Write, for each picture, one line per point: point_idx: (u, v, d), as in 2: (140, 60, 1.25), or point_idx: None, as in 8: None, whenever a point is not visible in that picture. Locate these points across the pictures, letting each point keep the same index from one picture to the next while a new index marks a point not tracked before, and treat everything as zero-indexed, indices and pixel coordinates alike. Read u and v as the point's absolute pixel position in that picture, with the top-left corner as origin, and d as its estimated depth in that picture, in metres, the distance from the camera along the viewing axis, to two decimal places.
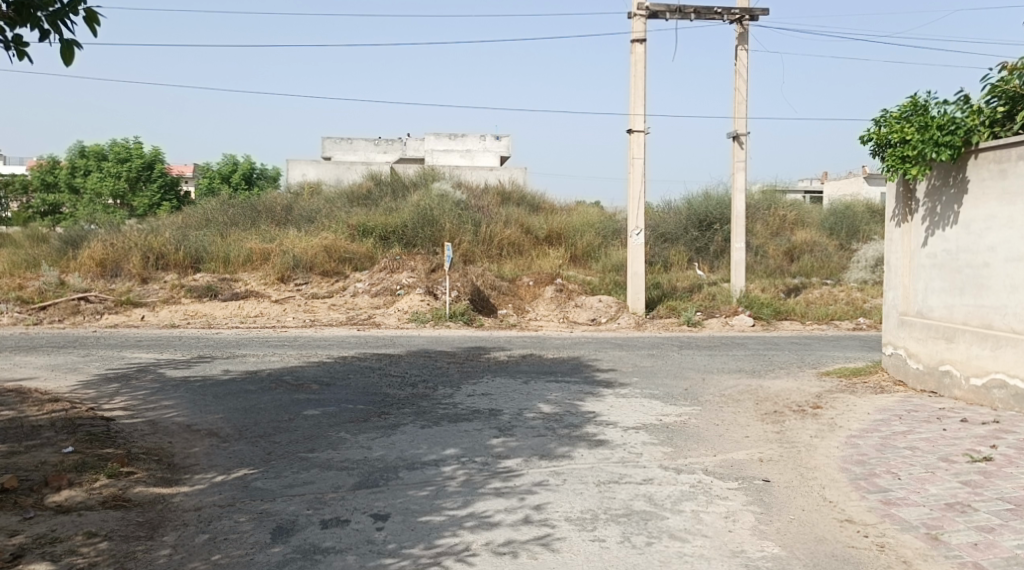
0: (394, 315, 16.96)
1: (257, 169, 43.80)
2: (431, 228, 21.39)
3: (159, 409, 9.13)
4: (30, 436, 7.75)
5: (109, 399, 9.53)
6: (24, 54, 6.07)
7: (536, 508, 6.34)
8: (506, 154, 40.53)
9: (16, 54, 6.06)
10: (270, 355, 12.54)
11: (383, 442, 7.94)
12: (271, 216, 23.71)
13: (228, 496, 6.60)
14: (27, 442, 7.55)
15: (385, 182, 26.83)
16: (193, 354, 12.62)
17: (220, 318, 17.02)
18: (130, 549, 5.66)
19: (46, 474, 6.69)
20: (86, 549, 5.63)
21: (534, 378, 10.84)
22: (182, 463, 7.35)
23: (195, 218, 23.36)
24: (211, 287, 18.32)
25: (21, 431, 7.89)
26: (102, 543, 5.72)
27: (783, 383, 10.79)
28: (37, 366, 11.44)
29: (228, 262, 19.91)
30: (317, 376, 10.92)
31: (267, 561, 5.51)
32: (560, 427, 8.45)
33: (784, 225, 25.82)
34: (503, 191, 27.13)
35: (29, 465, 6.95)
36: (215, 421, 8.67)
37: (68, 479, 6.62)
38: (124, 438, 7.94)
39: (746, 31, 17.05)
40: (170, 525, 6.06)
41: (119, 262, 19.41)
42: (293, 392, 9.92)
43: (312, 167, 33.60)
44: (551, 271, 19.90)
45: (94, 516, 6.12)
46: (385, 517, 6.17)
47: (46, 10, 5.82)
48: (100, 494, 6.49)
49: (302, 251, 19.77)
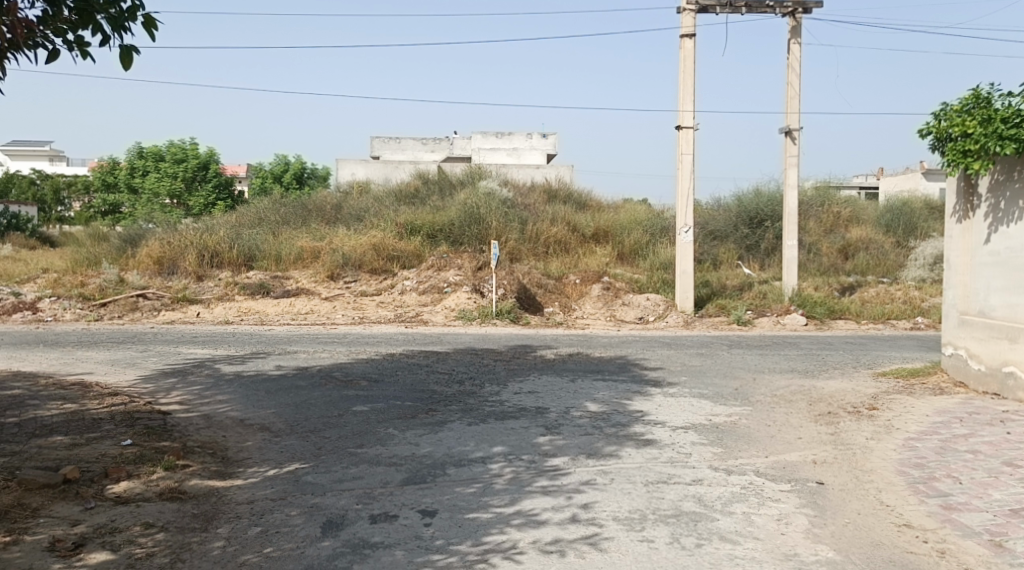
0: (440, 313, 17.03)
1: (307, 169, 44.42)
2: (477, 226, 21.44)
3: (214, 404, 9.27)
4: (91, 429, 7.92)
5: (166, 394, 9.70)
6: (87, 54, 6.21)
7: (584, 507, 6.31)
8: (552, 152, 40.48)
9: (80, 55, 6.20)
10: (320, 351, 12.66)
11: (430, 439, 7.96)
12: (321, 215, 23.97)
13: (279, 489, 6.68)
14: (88, 434, 7.73)
15: (432, 180, 26.96)
16: (246, 350, 12.80)
17: (272, 315, 17.24)
18: (186, 540, 5.75)
19: (106, 467, 6.84)
20: (144, 540, 5.73)
21: (580, 377, 10.80)
22: (236, 456, 7.45)
23: (248, 217, 23.73)
24: (264, 285, 18.58)
25: (83, 423, 8.08)
26: (159, 534, 5.82)
27: (837, 384, 10.60)
28: (98, 361, 11.71)
29: (280, 260, 20.22)
30: (366, 372, 11.01)
31: (318, 554, 5.55)
32: (608, 426, 8.40)
33: (839, 223, 25.44)
34: (550, 189, 27.09)
35: (90, 457, 7.11)
36: (267, 416, 8.78)
37: (126, 471, 6.76)
38: (180, 431, 8.08)
39: (798, 24, 16.79)
40: (223, 517, 6.14)
41: (176, 261, 19.76)
42: (343, 388, 10.01)
43: (361, 166, 33.85)
44: (597, 269, 19.81)
45: (151, 507, 6.23)
46: (432, 514, 6.19)
47: (107, 12, 5.93)
48: (157, 486, 6.61)
49: (351, 249, 19.95)
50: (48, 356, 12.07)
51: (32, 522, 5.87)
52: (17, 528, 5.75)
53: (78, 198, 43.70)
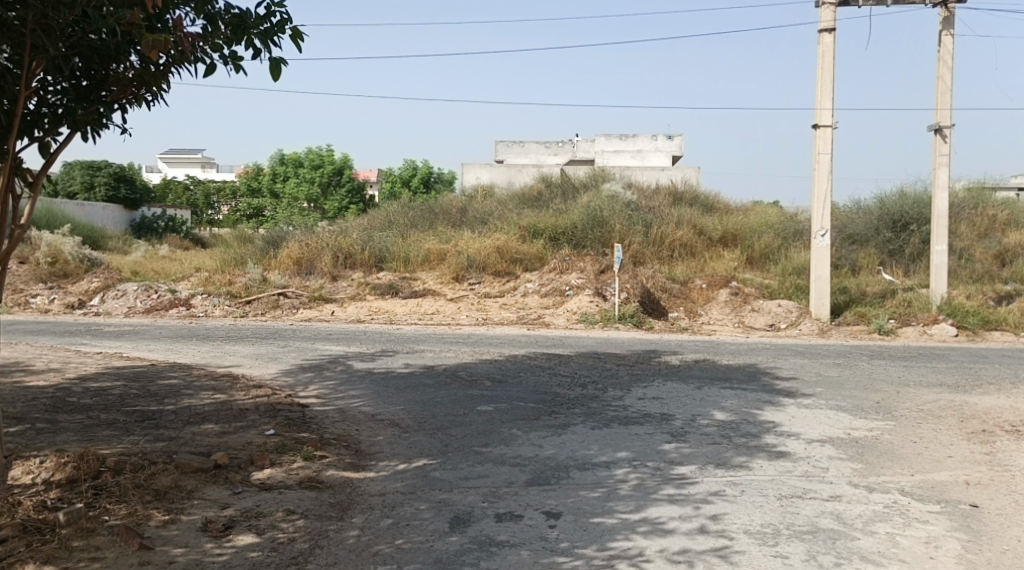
0: (563, 316, 17.04)
1: (434, 175, 45.32)
2: (600, 229, 21.33)
3: (347, 398, 9.55)
4: (238, 418, 8.29)
5: (304, 387, 10.07)
6: (240, 68, 6.49)
7: (713, 518, 6.15)
8: (678, 154, 39.86)
9: (233, 69, 6.49)
10: (446, 351, 12.86)
11: (554, 441, 7.94)
12: (447, 218, 24.35)
13: (409, 483, 6.80)
14: (235, 423, 8.10)
15: (555, 184, 27.00)
16: (374, 348, 13.13)
17: (400, 315, 17.64)
18: (323, 527, 5.92)
19: (252, 454, 7.14)
20: (285, 525, 5.94)
21: (708, 385, 10.54)
22: (368, 450, 7.64)
23: (378, 220, 24.43)
24: (393, 286, 19.08)
25: (231, 413, 8.47)
26: (300, 520, 6.01)
27: (989, 400, 9.99)
28: (244, 355, 12.27)
29: (408, 261, 20.66)
30: (489, 373, 11.10)
31: (446, 549, 5.62)
32: (738, 436, 8.17)
33: (993, 226, 23.99)
34: (676, 191, 26.72)
35: (238, 445, 7.43)
36: (396, 412, 8.97)
37: (270, 459, 7.03)
38: (318, 424, 8.35)
39: (950, 14, 15.96)
40: (358, 508, 6.30)
41: (313, 261, 20.54)
42: (467, 388, 10.12)
43: (486, 170, 34.26)
44: (725, 274, 19.36)
45: (291, 494, 6.45)
46: (557, 516, 6.16)
47: (258, 27, 6.18)
48: (297, 475, 6.84)
49: (475, 251, 20.19)
50: (198, 349, 12.73)
51: (186, 503, 6.15)
52: (174, 508, 6.03)
53: (225, 202, 46.01)
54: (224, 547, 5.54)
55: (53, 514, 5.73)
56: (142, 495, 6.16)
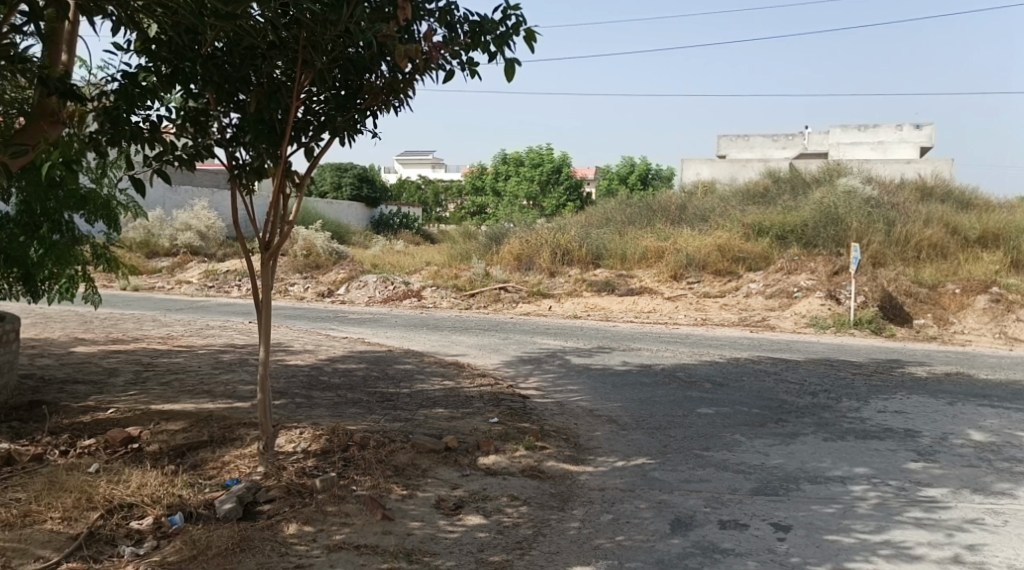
0: (790, 319, 16.31)
1: (653, 171, 44.86)
2: (835, 226, 20.14)
3: (566, 392, 9.65)
4: (465, 405, 8.60)
5: (525, 379, 10.29)
6: (476, 74, 6.69)
7: (967, 548, 5.63)
8: (929, 145, 36.95)
9: (470, 75, 6.69)
10: (664, 350, 12.69)
11: (782, 450, 7.60)
12: (667, 214, 23.96)
13: (629, 481, 6.74)
14: (463, 409, 8.40)
15: (784, 179, 25.85)
16: (592, 344, 13.17)
17: (617, 312, 17.61)
18: (545, 516, 5.99)
19: (478, 440, 7.37)
20: (510, 510, 6.07)
21: (960, 401, 9.67)
22: (587, 444, 7.67)
23: (596, 217, 24.56)
24: (610, 282, 19.03)
25: (457, 399, 8.80)
26: (523, 507, 6.13)
27: None
28: (468, 345, 12.73)
29: (626, 259, 20.53)
30: (710, 375, 10.81)
31: (668, 551, 5.52)
32: (996, 460, 7.43)
33: None
34: (922, 187, 24.82)
35: (465, 430, 7.70)
36: (615, 408, 8.95)
37: (495, 446, 7.22)
38: (538, 415, 8.49)
39: None
40: (578, 500, 6.33)
41: (533, 257, 20.92)
42: (687, 389, 9.92)
43: (707, 166, 33.64)
44: (984, 278, 17.66)
45: (515, 482, 6.59)
46: (787, 529, 5.88)
47: (493, 33, 6.33)
48: (520, 463, 6.98)
49: (696, 249, 19.72)
50: (427, 338, 13.36)
51: (421, 480, 6.43)
52: (411, 484, 6.31)
53: (453, 200, 47.97)
54: (455, 526, 5.74)
55: (311, 479, 6.15)
56: (383, 469, 6.51)
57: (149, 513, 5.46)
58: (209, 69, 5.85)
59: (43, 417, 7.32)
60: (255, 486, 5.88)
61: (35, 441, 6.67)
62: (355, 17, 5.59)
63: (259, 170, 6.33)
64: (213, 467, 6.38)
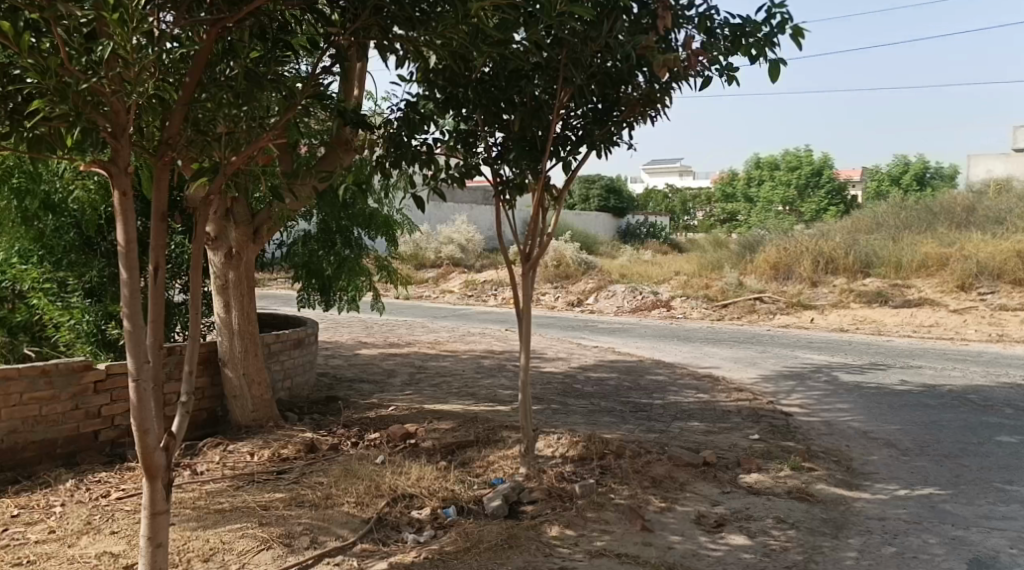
0: None
1: (932, 169, 41.58)
2: None
3: (835, 411, 9.24)
4: (723, 420, 8.52)
5: (787, 395, 9.97)
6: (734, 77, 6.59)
7: None
8: None
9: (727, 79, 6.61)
10: (950, 369, 11.76)
11: None
12: (951, 217, 22.06)
13: (913, 513, 6.33)
14: (721, 424, 8.33)
15: None
16: (864, 360, 12.47)
17: (890, 325, 16.53)
18: (818, 543, 5.75)
19: (739, 456, 7.29)
20: (777, 533, 5.88)
21: None
22: (862, 469, 7.28)
23: (865, 221, 23.16)
24: (882, 293, 17.93)
25: (716, 414, 8.73)
26: (791, 531, 5.91)
27: None
28: (722, 357, 12.55)
29: (901, 266, 19.14)
30: (1007, 398, 9.86)
31: None
32: None
33: None
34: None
35: (725, 445, 7.63)
36: (893, 432, 8.44)
37: (757, 464, 7.11)
38: (804, 434, 8.21)
39: None
40: (854, 529, 6.01)
41: (792, 266, 20.10)
42: (983, 414, 9.13)
43: (999, 162, 30.71)
44: None
45: (781, 503, 6.39)
46: None
47: (755, 35, 6.23)
48: (786, 483, 6.77)
49: (990, 256, 18.10)
50: (680, 349, 13.31)
51: (681, 494, 6.44)
52: (670, 497, 6.35)
53: (701, 208, 47.19)
54: (717, 544, 5.68)
55: (571, 485, 6.37)
56: (641, 480, 6.61)
57: (428, 505, 5.92)
58: (480, 93, 6.20)
59: (336, 411, 8.12)
60: (519, 486, 6.20)
61: (333, 431, 7.39)
62: (616, 33, 5.88)
63: (522, 185, 6.66)
64: (479, 466, 6.77)
